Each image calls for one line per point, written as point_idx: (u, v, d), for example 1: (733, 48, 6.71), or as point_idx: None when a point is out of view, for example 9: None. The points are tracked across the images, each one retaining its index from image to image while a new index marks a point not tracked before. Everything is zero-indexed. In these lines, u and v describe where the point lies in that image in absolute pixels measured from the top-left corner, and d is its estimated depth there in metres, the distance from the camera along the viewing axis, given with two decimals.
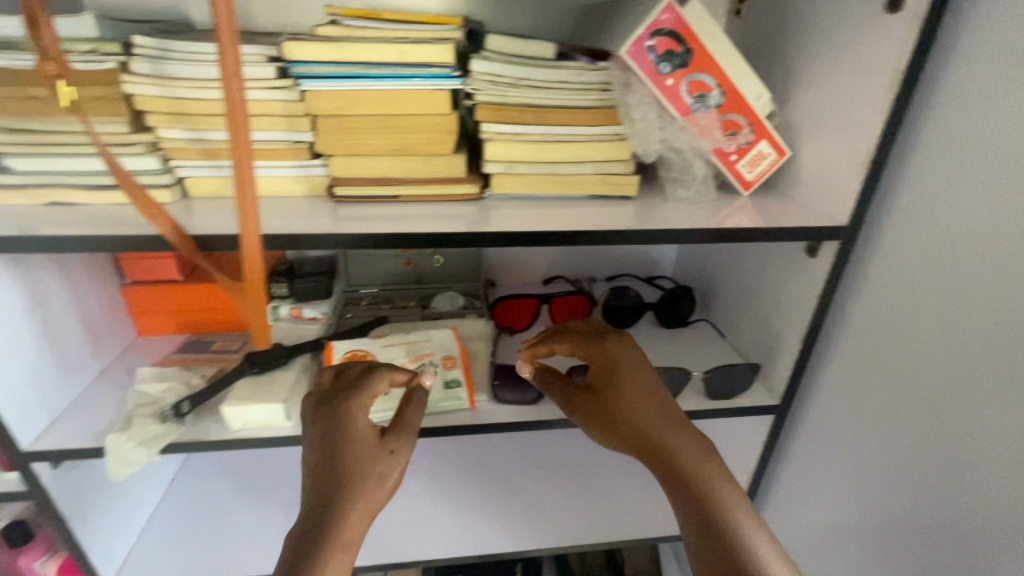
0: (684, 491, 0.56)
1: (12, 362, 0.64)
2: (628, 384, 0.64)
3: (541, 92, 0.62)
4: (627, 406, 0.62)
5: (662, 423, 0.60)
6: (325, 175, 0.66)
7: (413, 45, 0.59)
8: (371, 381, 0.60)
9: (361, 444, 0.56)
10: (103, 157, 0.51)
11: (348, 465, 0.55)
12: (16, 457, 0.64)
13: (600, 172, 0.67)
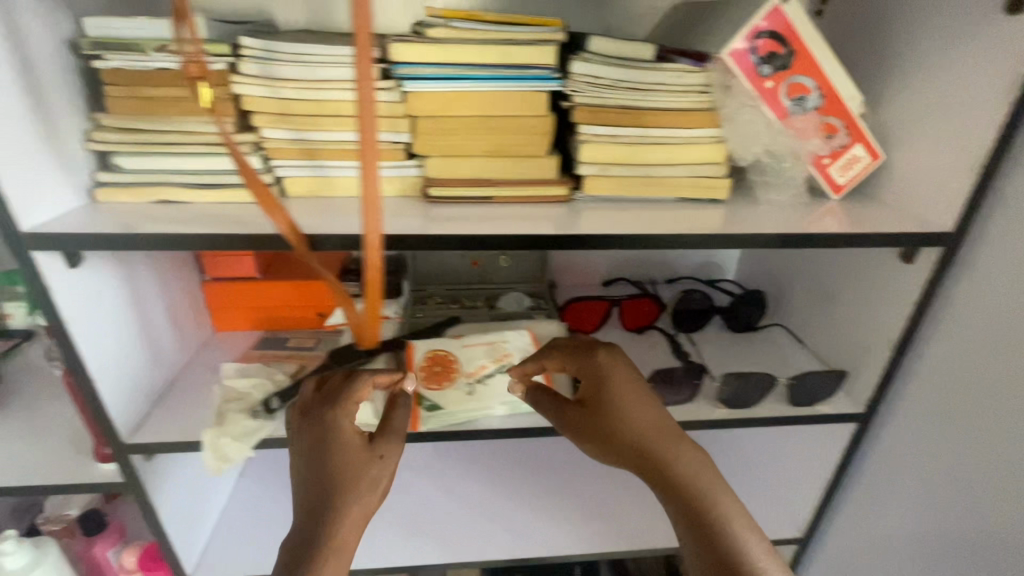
0: (685, 505, 0.58)
1: (116, 357, 0.65)
2: (625, 400, 0.62)
3: (640, 95, 0.62)
4: (627, 423, 0.62)
5: (657, 438, 0.61)
6: (418, 175, 0.66)
7: (517, 46, 0.58)
8: (356, 387, 0.60)
9: (356, 453, 0.58)
10: (233, 155, 0.50)
11: (347, 475, 0.57)
12: (118, 449, 0.66)
13: (693, 175, 0.66)
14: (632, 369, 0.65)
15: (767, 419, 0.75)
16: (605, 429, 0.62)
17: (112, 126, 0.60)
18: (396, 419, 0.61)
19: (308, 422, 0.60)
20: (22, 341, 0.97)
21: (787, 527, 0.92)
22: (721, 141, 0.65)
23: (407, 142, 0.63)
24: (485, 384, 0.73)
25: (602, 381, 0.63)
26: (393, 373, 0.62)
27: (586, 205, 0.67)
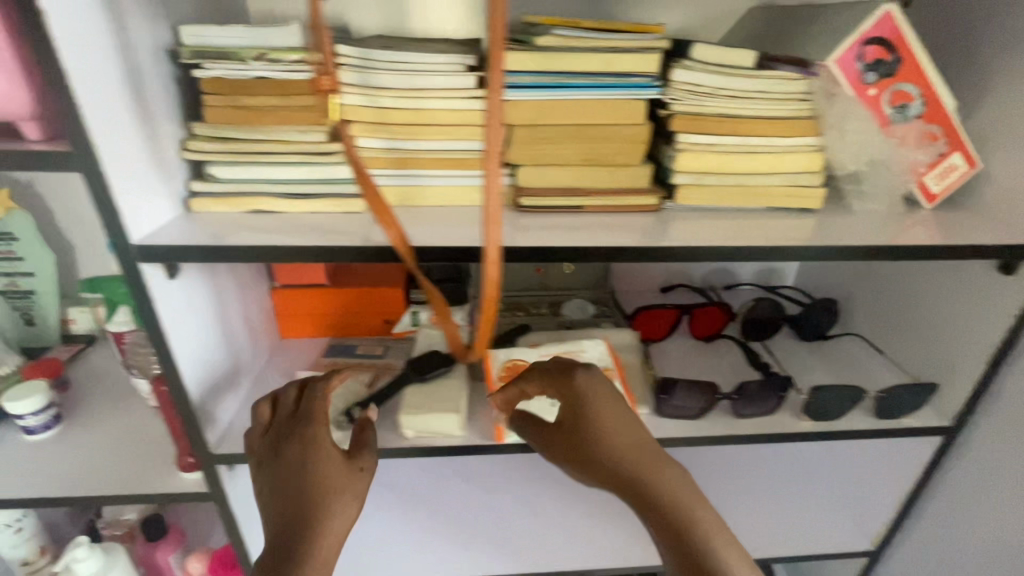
0: (663, 524, 0.56)
1: (203, 367, 0.65)
2: (603, 418, 0.61)
3: (739, 103, 0.61)
4: (604, 440, 0.61)
5: (635, 454, 0.60)
6: (508, 184, 0.65)
7: (620, 54, 0.57)
8: (318, 404, 0.62)
9: (332, 466, 0.59)
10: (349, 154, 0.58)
11: (316, 489, 0.58)
12: (205, 458, 0.66)
13: (788, 184, 0.65)
14: (609, 386, 0.63)
15: (851, 432, 0.74)
16: (585, 447, 0.61)
17: (207, 135, 0.60)
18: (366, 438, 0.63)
19: (274, 444, 0.61)
20: (87, 347, 0.97)
21: (857, 538, 0.91)
22: (818, 150, 0.63)
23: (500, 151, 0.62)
24: None
25: (579, 397, 0.62)
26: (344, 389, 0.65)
27: (677, 214, 0.66)
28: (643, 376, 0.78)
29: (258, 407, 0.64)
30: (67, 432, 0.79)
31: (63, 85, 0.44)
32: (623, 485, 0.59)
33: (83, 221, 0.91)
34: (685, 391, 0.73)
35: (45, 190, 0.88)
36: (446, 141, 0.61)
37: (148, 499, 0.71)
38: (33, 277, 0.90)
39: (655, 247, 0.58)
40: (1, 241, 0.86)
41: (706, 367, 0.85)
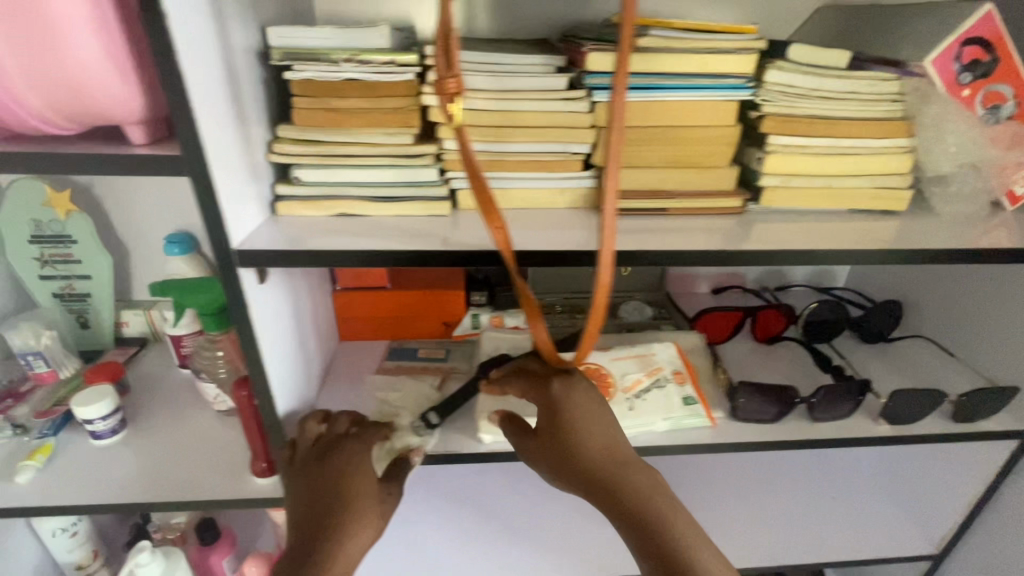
0: (639, 528, 0.53)
1: (282, 372, 0.65)
2: (584, 417, 0.60)
3: (832, 104, 0.60)
4: (582, 442, 0.59)
5: (614, 456, 0.58)
6: (592, 188, 0.64)
7: (717, 54, 0.56)
8: (377, 433, 0.65)
9: (368, 480, 0.60)
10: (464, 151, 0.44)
11: (348, 496, 0.58)
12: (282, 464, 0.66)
13: (876, 186, 0.64)
14: (591, 386, 0.63)
15: (928, 436, 0.73)
16: (560, 449, 0.59)
17: (291, 138, 0.59)
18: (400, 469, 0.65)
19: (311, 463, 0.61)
20: (140, 349, 0.96)
21: (919, 542, 0.90)
22: (908, 151, 0.62)
23: (586, 153, 0.61)
24: (643, 399, 0.72)
25: (559, 397, 0.61)
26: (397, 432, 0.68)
27: (762, 217, 0.65)
28: (712, 379, 0.78)
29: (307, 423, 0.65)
30: (133, 437, 0.78)
31: (179, 90, 0.43)
32: (598, 488, 0.57)
33: (138, 224, 0.90)
34: (763, 395, 0.72)
35: (101, 192, 0.87)
36: (534, 144, 0.60)
37: (222, 505, 0.70)
38: (89, 280, 0.89)
39: (750, 251, 0.58)
40: (58, 244, 0.86)
41: (771, 370, 0.84)
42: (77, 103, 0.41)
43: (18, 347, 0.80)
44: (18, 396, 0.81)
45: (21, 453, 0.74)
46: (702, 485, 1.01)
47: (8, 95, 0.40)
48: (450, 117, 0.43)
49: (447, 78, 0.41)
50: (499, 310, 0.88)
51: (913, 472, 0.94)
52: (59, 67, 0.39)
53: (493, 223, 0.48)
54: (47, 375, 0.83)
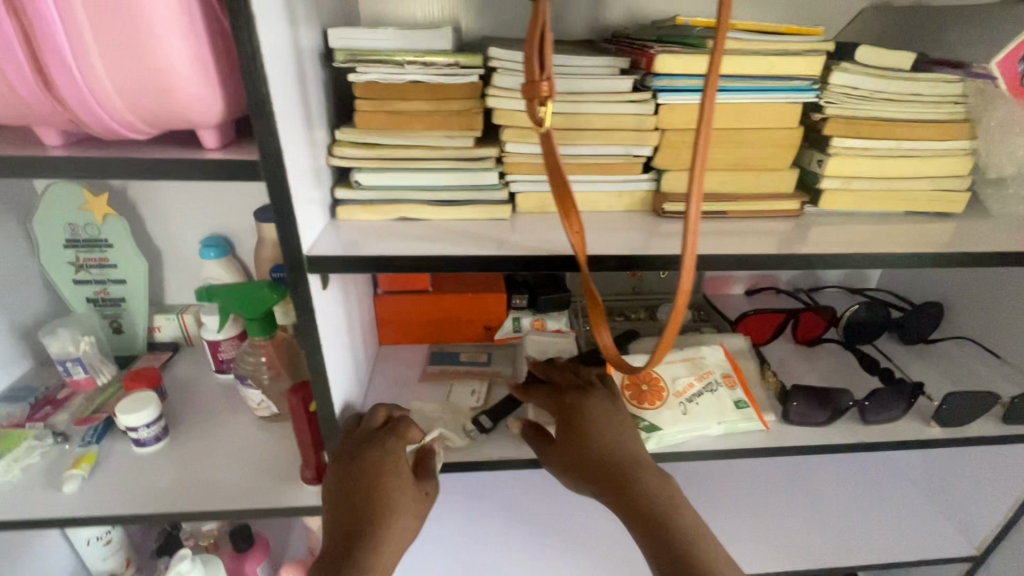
0: (648, 529, 0.57)
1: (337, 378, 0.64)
2: (600, 423, 0.64)
3: (894, 106, 0.60)
4: (599, 445, 0.62)
5: (629, 460, 0.61)
6: (650, 190, 0.64)
7: (784, 57, 0.56)
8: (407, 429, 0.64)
9: (405, 484, 0.60)
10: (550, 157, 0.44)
11: (386, 500, 0.58)
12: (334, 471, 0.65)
13: (934, 188, 0.64)
14: (606, 395, 0.67)
15: (979, 438, 0.73)
16: (575, 453, 0.63)
17: (351, 141, 0.58)
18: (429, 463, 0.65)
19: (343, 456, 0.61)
20: (173, 354, 0.94)
21: (960, 543, 0.90)
22: (968, 153, 0.62)
23: (646, 156, 0.61)
24: (696, 403, 0.71)
25: (574, 404, 0.66)
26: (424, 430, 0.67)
27: (820, 219, 0.65)
28: (761, 382, 0.77)
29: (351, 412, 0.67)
30: (176, 444, 0.77)
31: (265, 96, 0.42)
32: (612, 488, 0.60)
33: (173, 227, 0.89)
34: (816, 399, 0.72)
35: (137, 195, 0.86)
36: (596, 147, 0.59)
37: (274, 514, 0.69)
38: (124, 284, 0.88)
39: (818, 254, 0.57)
40: (93, 248, 0.85)
41: (815, 372, 0.84)
42: (163, 108, 0.40)
43: (57, 353, 0.79)
44: (57, 404, 0.80)
45: (65, 461, 0.72)
46: (738, 488, 1.01)
47: (95, 100, 0.39)
48: (540, 123, 0.42)
49: (538, 81, 0.40)
50: (540, 313, 0.87)
51: (951, 473, 0.94)
52: (150, 73, 0.38)
53: (572, 229, 0.48)
54: (85, 381, 0.82)
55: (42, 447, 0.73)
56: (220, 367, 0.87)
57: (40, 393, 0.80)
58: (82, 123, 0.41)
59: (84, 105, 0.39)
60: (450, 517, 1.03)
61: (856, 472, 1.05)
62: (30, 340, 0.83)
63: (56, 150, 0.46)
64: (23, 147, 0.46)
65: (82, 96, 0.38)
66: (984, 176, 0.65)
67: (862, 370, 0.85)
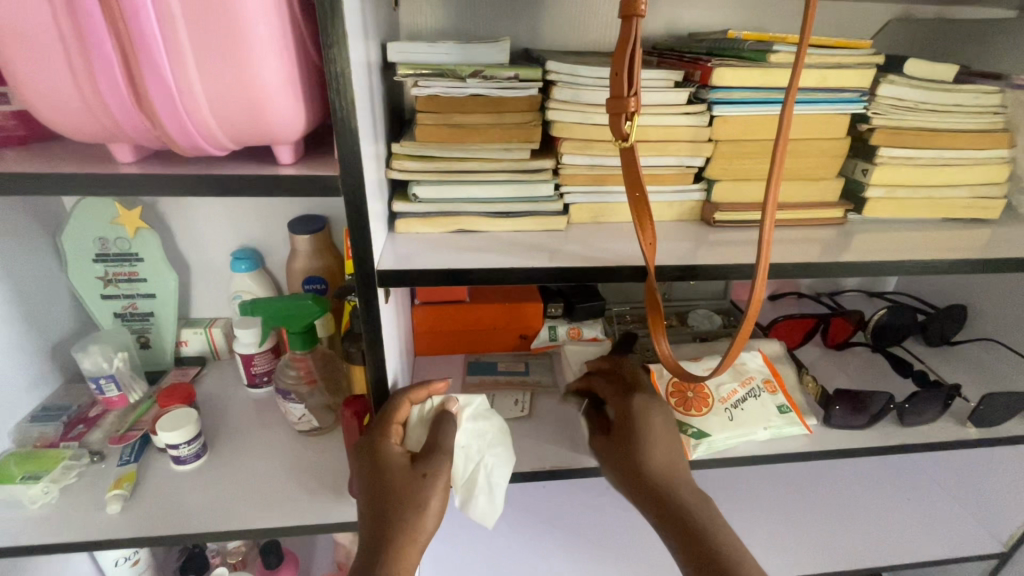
0: (682, 536, 0.58)
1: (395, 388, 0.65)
2: (655, 436, 0.62)
3: (938, 117, 0.61)
4: (647, 456, 0.61)
5: (674, 474, 0.61)
6: (700, 200, 0.65)
7: (837, 70, 0.57)
8: (393, 407, 0.60)
9: (406, 473, 0.57)
10: (628, 159, 0.47)
11: (411, 495, 0.55)
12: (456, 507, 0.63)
13: (973, 196, 0.66)
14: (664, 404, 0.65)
15: (1014, 437, 0.75)
16: (626, 464, 0.62)
17: (409, 154, 0.58)
18: (440, 436, 0.60)
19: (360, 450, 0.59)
20: (200, 368, 0.92)
21: (987, 540, 0.92)
22: (1006, 162, 0.65)
23: (698, 166, 0.62)
24: (741, 409, 0.71)
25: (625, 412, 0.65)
26: (427, 390, 0.63)
27: (863, 227, 0.66)
28: (799, 388, 0.78)
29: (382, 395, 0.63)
30: (215, 460, 0.75)
31: (349, 112, 0.42)
32: (654, 502, 0.60)
33: (203, 239, 0.88)
34: (859, 403, 0.73)
35: (167, 208, 0.85)
36: (651, 158, 0.60)
37: (323, 530, 0.68)
38: (153, 298, 0.86)
39: (873, 261, 0.58)
40: (123, 262, 0.83)
41: (847, 375, 0.86)
42: (251, 125, 0.40)
43: (90, 370, 0.78)
44: (88, 422, 0.78)
45: (104, 481, 0.71)
46: (768, 490, 1.01)
47: (185, 116, 0.39)
48: (624, 137, 0.43)
49: (626, 96, 0.41)
50: (576, 321, 0.88)
51: (973, 471, 0.96)
52: (245, 89, 0.38)
53: (645, 238, 0.50)
54: (116, 399, 0.80)
55: (79, 467, 0.72)
56: (253, 381, 0.86)
57: (72, 412, 0.78)
58: (165, 138, 0.41)
59: (174, 121, 0.39)
60: (481, 526, 1.03)
61: (880, 472, 1.07)
62: (58, 357, 0.81)
63: (128, 166, 0.45)
64: (93, 164, 0.46)
65: (174, 111, 0.39)
66: (1019, 184, 0.68)
67: (893, 373, 0.86)
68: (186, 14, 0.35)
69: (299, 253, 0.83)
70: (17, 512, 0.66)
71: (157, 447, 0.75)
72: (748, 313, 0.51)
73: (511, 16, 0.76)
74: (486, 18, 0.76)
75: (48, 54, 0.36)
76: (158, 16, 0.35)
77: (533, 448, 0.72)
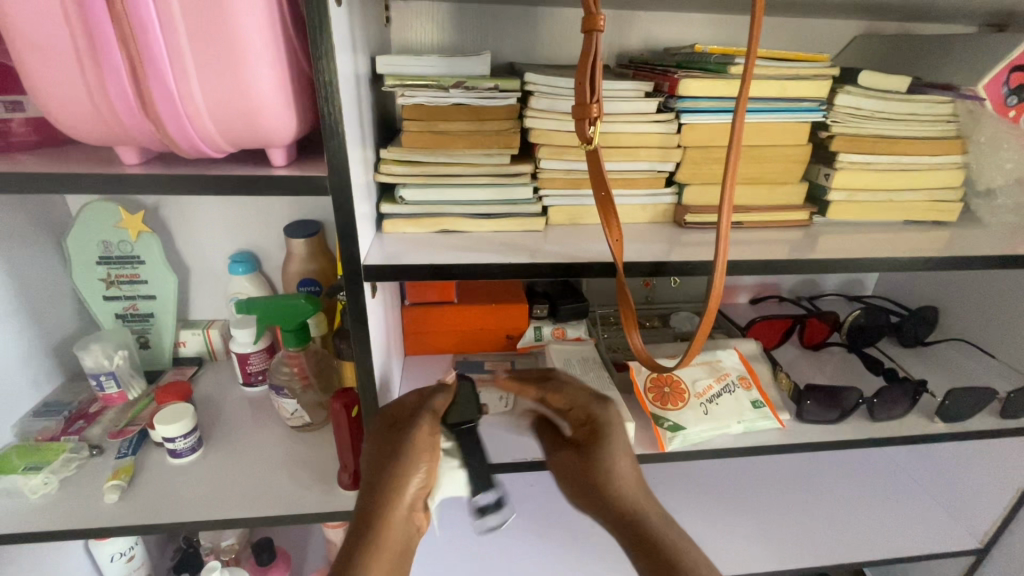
0: (640, 544, 0.60)
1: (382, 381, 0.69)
2: (618, 459, 0.62)
3: (894, 125, 0.65)
4: (612, 481, 0.62)
5: (644, 500, 0.62)
6: (672, 203, 0.68)
7: (795, 80, 0.62)
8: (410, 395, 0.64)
9: (394, 444, 0.58)
10: (595, 160, 0.50)
11: (400, 471, 0.57)
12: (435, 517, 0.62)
13: (930, 200, 0.70)
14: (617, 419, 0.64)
15: (982, 431, 0.78)
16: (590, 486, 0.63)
17: (396, 159, 0.61)
18: (432, 403, 0.61)
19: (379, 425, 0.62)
20: (198, 368, 0.95)
21: (965, 536, 0.95)
22: (961, 167, 0.69)
23: (669, 171, 0.66)
24: (717, 403, 0.74)
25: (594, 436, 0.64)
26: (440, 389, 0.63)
27: (828, 228, 0.70)
28: (773, 385, 0.81)
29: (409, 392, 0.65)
30: (210, 454, 0.78)
31: (336, 118, 0.46)
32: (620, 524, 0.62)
33: (202, 243, 0.92)
34: (830, 398, 0.76)
35: (169, 213, 0.89)
36: (624, 163, 0.64)
37: (312, 520, 0.70)
38: (153, 299, 0.90)
39: (834, 259, 0.62)
40: (125, 264, 0.87)
41: (823, 374, 0.88)
42: (248, 130, 0.44)
43: (91, 367, 0.81)
44: (89, 417, 0.81)
45: (102, 473, 0.74)
46: (751, 490, 1.04)
47: (187, 121, 0.43)
48: (588, 140, 0.47)
49: (589, 103, 0.45)
50: (561, 322, 0.91)
51: (950, 469, 0.99)
52: (242, 97, 0.42)
53: (612, 235, 0.53)
54: (116, 396, 0.83)
55: (79, 459, 0.74)
56: (247, 380, 0.89)
57: (73, 407, 0.81)
58: (169, 141, 0.45)
59: (177, 125, 0.43)
60: None
61: (861, 473, 1.09)
62: (60, 355, 0.84)
63: (133, 167, 0.49)
64: (101, 165, 0.50)
65: (177, 116, 0.42)
66: (975, 188, 0.72)
67: (867, 371, 0.89)
68: (189, 31, 0.39)
69: (294, 256, 0.87)
70: (19, 501, 0.68)
71: (155, 441, 0.78)
72: (710, 307, 0.54)
73: (496, 31, 0.80)
74: (473, 33, 0.80)
75: (65, 67, 0.40)
76: (164, 32, 0.39)
77: (518, 441, 0.74)
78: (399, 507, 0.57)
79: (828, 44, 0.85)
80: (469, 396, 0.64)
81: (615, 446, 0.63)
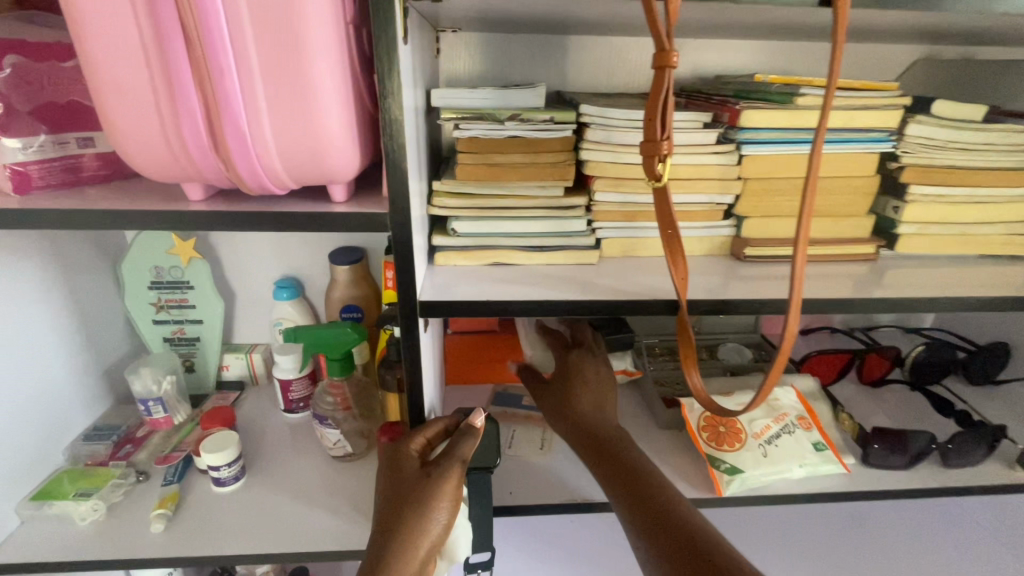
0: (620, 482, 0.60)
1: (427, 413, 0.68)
2: (587, 389, 0.72)
3: (969, 155, 0.62)
4: (583, 409, 0.70)
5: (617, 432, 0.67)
6: (730, 236, 0.66)
7: (863, 111, 0.59)
8: (430, 429, 0.61)
9: (415, 483, 0.56)
10: (660, 196, 0.48)
11: (421, 525, 0.54)
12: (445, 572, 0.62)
13: (1008, 234, 0.66)
14: (599, 363, 0.75)
15: None
16: (566, 413, 0.71)
17: (449, 191, 0.61)
18: (464, 447, 0.58)
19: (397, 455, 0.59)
20: (239, 393, 0.96)
21: None
22: None
23: (728, 203, 0.64)
24: (776, 445, 0.70)
25: (569, 367, 0.75)
26: (473, 436, 0.58)
27: (896, 262, 0.67)
28: (835, 427, 0.76)
29: (435, 423, 0.62)
30: (252, 483, 0.78)
31: (400, 152, 0.46)
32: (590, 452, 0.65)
33: (249, 268, 0.93)
34: (898, 442, 0.71)
35: (218, 240, 0.90)
36: (681, 195, 0.62)
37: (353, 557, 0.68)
38: (200, 324, 0.91)
39: (909, 298, 0.58)
40: (174, 289, 0.88)
41: (884, 413, 0.84)
42: (314, 169, 0.44)
43: (140, 392, 0.82)
44: (135, 442, 0.82)
45: (148, 500, 0.74)
46: None
47: (256, 159, 0.43)
48: (657, 176, 0.45)
49: (659, 140, 0.44)
50: None
51: None
52: (311, 136, 0.42)
53: (678, 274, 0.51)
54: (162, 420, 0.84)
55: (125, 485, 0.74)
56: (289, 407, 0.88)
57: (121, 431, 0.82)
58: (236, 179, 0.45)
59: (246, 163, 0.43)
60: None
61: None
62: (109, 377, 0.86)
63: (198, 203, 0.50)
64: (167, 201, 0.50)
65: (247, 155, 0.43)
66: None
67: (935, 413, 0.84)
68: (264, 74, 0.40)
69: (337, 283, 0.87)
70: (69, 528, 0.68)
71: (199, 468, 0.78)
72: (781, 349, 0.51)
73: (544, 60, 0.80)
74: (522, 63, 0.80)
75: (145, 110, 0.41)
76: (240, 76, 0.40)
77: (565, 480, 0.72)
78: (411, 560, 0.54)
79: (888, 70, 0.82)
80: (492, 441, 0.61)
81: (590, 381, 0.73)
